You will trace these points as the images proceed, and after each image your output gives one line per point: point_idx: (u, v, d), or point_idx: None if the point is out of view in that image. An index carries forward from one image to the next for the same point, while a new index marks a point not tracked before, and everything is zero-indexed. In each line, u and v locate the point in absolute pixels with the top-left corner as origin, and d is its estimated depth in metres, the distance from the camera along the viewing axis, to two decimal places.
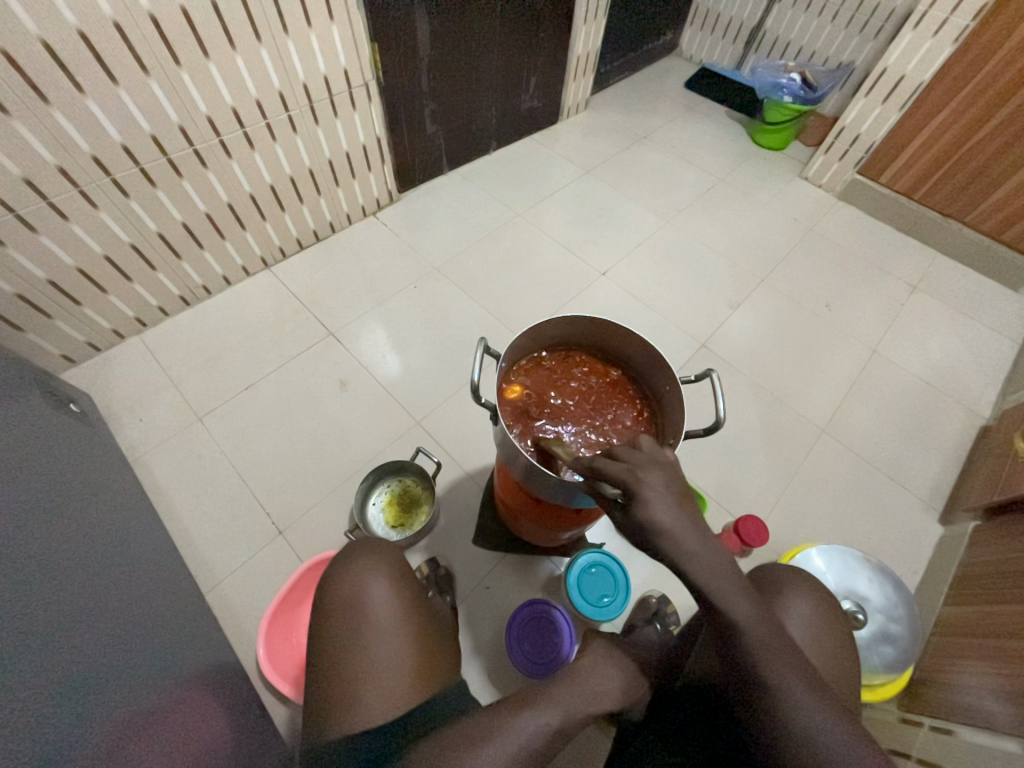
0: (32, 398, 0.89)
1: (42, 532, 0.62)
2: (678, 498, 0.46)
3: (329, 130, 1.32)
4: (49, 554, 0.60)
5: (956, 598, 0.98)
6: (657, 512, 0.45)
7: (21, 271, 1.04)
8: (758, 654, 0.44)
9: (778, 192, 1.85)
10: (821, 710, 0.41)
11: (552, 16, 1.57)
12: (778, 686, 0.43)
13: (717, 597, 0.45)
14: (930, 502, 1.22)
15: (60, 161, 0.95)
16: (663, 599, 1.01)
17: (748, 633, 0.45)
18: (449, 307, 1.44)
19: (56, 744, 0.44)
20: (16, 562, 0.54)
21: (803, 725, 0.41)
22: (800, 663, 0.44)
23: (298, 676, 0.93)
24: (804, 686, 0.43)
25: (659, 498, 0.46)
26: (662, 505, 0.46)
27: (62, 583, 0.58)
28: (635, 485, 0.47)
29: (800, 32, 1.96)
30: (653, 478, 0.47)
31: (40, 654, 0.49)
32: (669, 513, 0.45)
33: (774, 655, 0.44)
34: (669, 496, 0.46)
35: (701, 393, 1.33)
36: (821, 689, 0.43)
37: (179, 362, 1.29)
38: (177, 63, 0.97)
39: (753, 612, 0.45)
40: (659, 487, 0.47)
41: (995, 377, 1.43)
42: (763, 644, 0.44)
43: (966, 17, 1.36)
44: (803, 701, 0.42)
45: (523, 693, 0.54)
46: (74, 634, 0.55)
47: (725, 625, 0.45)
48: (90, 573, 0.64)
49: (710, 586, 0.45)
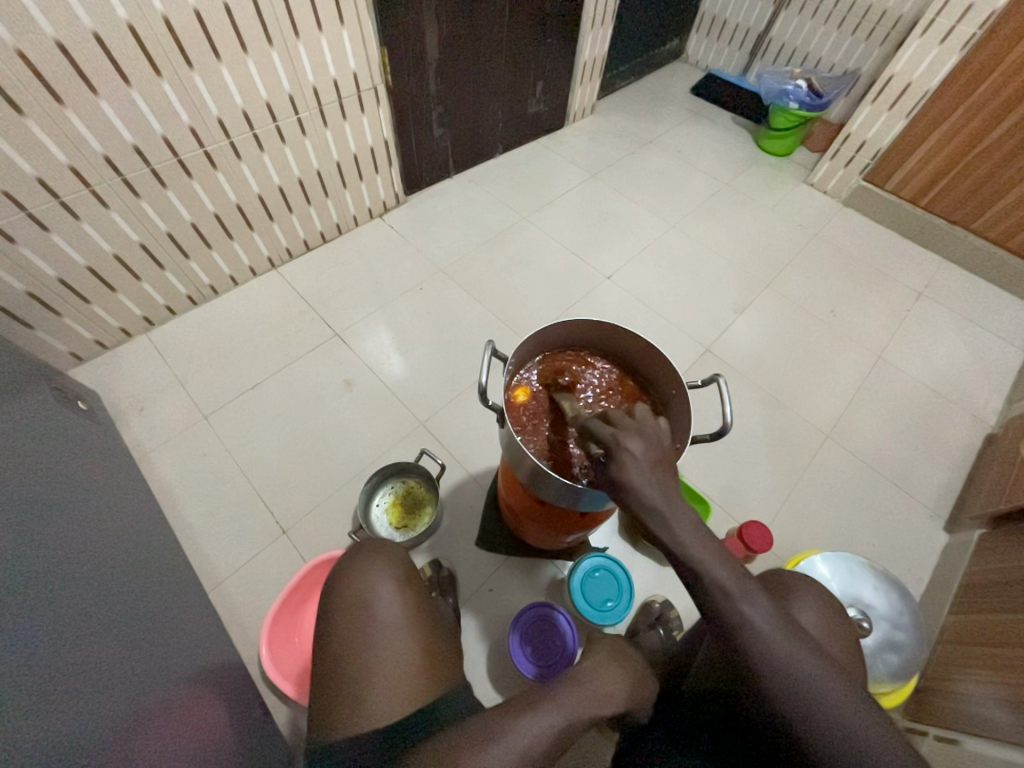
0: (40, 396, 0.90)
1: (41, 529, 0.61)
2: (655, 467, 0.47)
3: (337, 132, 1.32)
4: (48, 551, 0.59)
5: (962, 606, 0.97)
6: (631, 476, 0.47)
7: (31, 269, 1.04)
8: (723, 601, 0.44)
9: (784, 198, 1.85)
10: (784, 640, 0.44)
11: (559, 21, 1.58)
12: (750, 636, 0.44)
13: (684, 557, 0.45)
14: (936, 510, 1.21)
15: (72, 161, 0.96)
16: (666, 603, 1.01)
17: (717, 591, 0.44)
18: (455, 309, 1.45)
19: (61, 744, 0.44)
20: (17, 559, 0.54)
21: (776, 665, 0.43)
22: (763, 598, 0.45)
23: (300, 676, 0.93)
24: (772, 627, 0.44)
25: (634, 464, 0.47)
26: (636, 469, 0.47)
27: (60, 580, 0.58)
28: (615, 448, 0.48)
29: (806, 39, 1.97)
30: (635, 444, 0.48)
31: (39, 653, 0.48)
32: (642, 477, 0.46)
33: (739, 604, 0.44)
34: (646, 464, 0.47)
35: (706, 398, 1.32)
36: (786, 627, 0.45)
37: (186, 361, 1.30)
38: (189, 65, 0.98)
39: (714, 557, 0.45)
40: (637, 453, 0.47)
41: (1001, 385, 1.43)
42: (730, 596, 0.44)
43: (972, 26, 1.36)
44: (771, 636, 0.44)
45: (519, 696, 0.54)
46: (72, 633, 0.54)
47: (693, 579, 0.45)
48: (90, 571, 0.64)
49: (681, 550, 0.45)
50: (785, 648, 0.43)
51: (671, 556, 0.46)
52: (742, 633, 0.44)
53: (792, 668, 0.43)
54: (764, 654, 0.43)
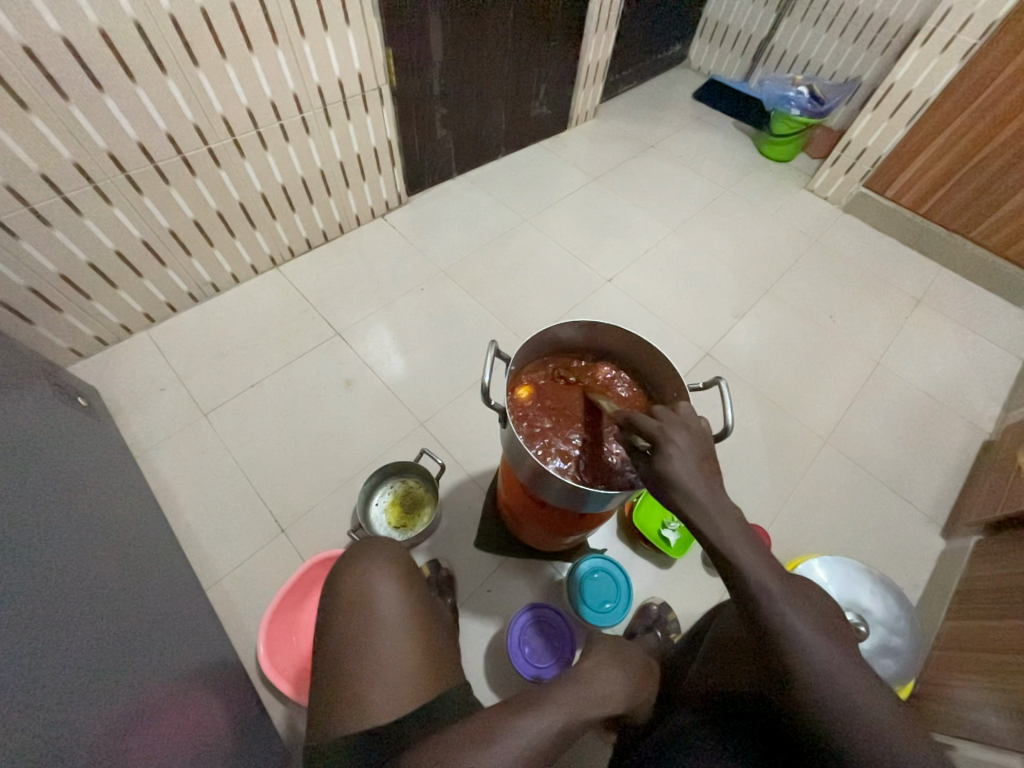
0: (40, 392, 0.90)
1: (34, 524, 0.61)
2: (698, 459, 0.50)
3: (341, 132, 1.33)
4: (39, 546, 0.59)
5: (958, 612, 0.98)
6: (676, 465, 0.49)
7: (32, 264, 1.04)
8: (763, 600, 0.44)
9: (784, 203, 1.86)
10: (827, 650, 0.42)
11: (563, 24, 1.58)
12: (785, 634, 0.43)
13: (718, 544, 0.46)
14: (932, 515, 1.22)
15: (76, 157, 0.96)
16: (664, 606, 1.02)
17: (750, 580, 0.45)
18: (456, 310, 1.45)
19: (59, 741, 0.45)
20: (18, 556, 0.54)
21: (807, 661, 0.42)
22: (808, 607, 0.44)
23: (298, 676, 0.92)
24: (808, 625, 0.43)
25: (680, 455, 0.49)
26: (681, 460, 0.49)
27: (51, 575, 0.57)
28: (662, 439, 0.51)
29: (808, 47, 1.98)
30: (680, 438, 0.51)
31: (39, 650, 0.48)
32: (687, 468, 0.49)
33: (775, 595, 0.44)
34: (690, 456, 0.50)
35: (704, 402, 1.33)
36: (825, 629, 0.43)
37: (187, 358, 1.30)
38: (194, 63, 0.98)
39: (757, 556, 0.46)
40: (682, 446, 0.50)
41: (998, 392, 1.43)
42: (765, 588, 0.44)
43: (973, 36, 1.37)
44: (814, 643, 0.42)
45: (529, 694, 0.54)
46: (63, 629, 0.53)
47: (727, 568, 0.46)
48: (83, 566, 0.63)
49: (716, 536, 0.46)
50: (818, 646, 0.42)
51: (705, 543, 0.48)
52: (779, 630, 0.43)
53: (823, 668, 0.41)
54: (794, 649, 0.42)
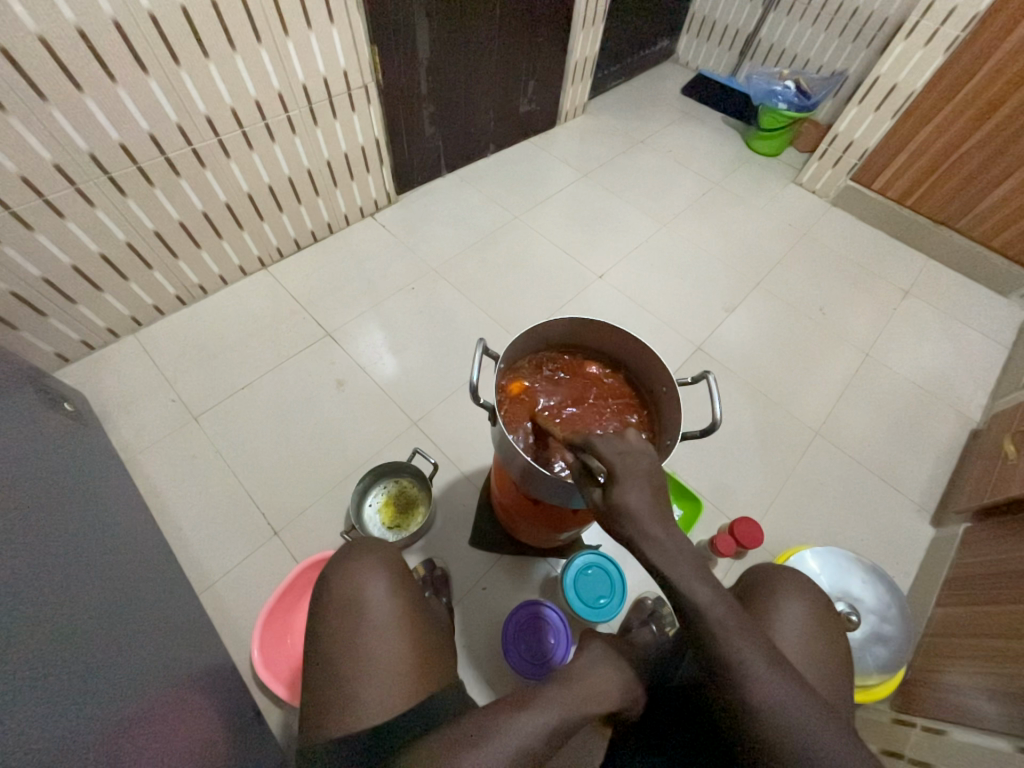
0: (26, 398, 0.89)
1: (16, 528, 0.59)
2: (653, 491, 0.50)
3: (327, 130, 1.31)
4: (21, 551, 0.57)
5: (948, 599, 0.99)
6: (631, 498, 0.49)
7: (16, 269, 1.03)
8: (720, 636, 0.44)
9: (773, 197, 1.87)
10: (778, 682, 0.43)
11: (550, 20, 1.58)
12: (738, 668, 0.43)
13: (678, 582, 0.45)
14: (922, 504, 1.23)
15: (57, 158, 0.95)
16: (658, 599, 1.03)
17: (710, 622, 0.44)
18: (447, 308, 1.44)
19: (60, 744, 0.45)
20: (16, 566, 0.55)
21: (764, 701, 0.42)
22: (762, 643, 0.44)
23: (292, 678, 0.92)
24: (765, 663, 0.43)
25: (636, 488, 0.49)
26: (637, 492, 0.49)
27: (33, 580, 0.55)
28: (619, 469, 0.50)
29: (794, 40, 1.99)
30: (637, 469, 0.51)
31: (38, 656, 0.49)
32: (642, 501, 0.49)
33: (734, 635, 0.44)
34: (646, 489, 0.49)
35: (696, 396, 1.34)
36: (781, 666, 0.44)
37: (175, 362, 1.28)
38: (176, 62, 0.97)
39: (715, 594, 0.45)
40: (638, 478, 0.50)
41: (986, 381, 1.45)
42: (725, 629, 0.44)
43: (956, 28, 1.38)
44: (765, 676, 0.43)
45: (516, 695, 0.54)
46: (44, 635, 0.51)
47: (685, 607, 0.46)
48: (69, 571, 0.62)
49: (675, 575, 0.45)
50: (774, 685, 0.43)
51: (663, 581, 0.47)
52: (734, 665, 0.43)
53: (780, 708, 0.41)
54: (745, 684, 0.43)
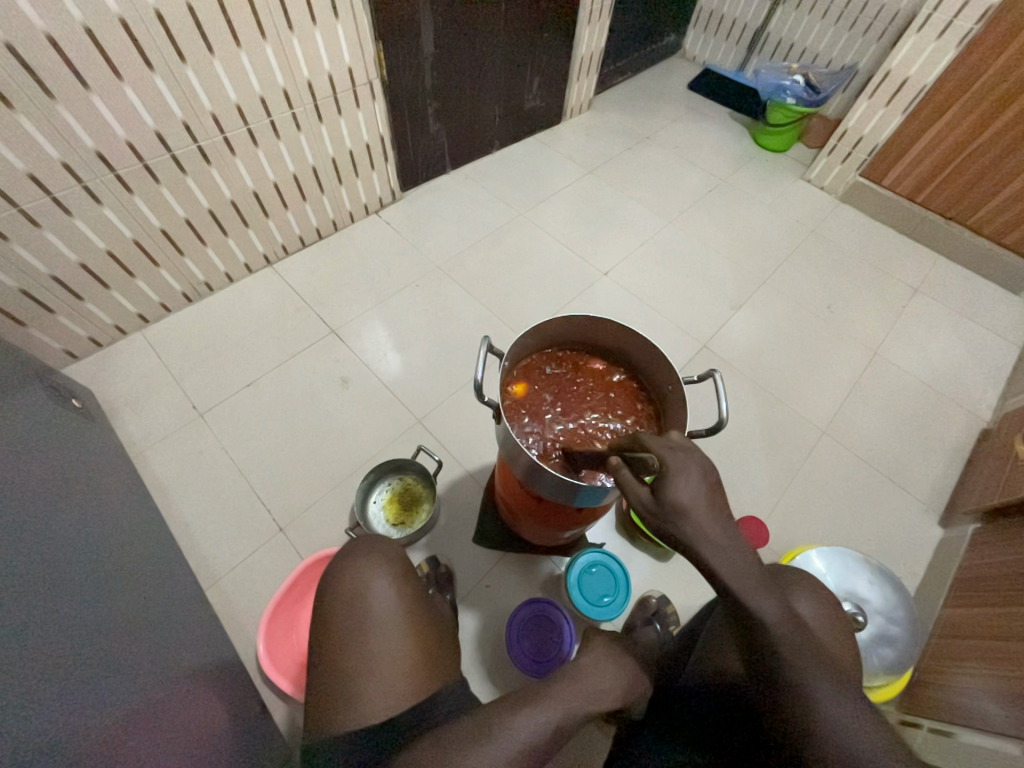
0: (34, 394, 0.90)
1: (17, 524, 0.59)
2: (709, 488, 0.48)
3: (332, 127, 1.31)
4: (12, 544, 0.55)
5: (955, 600, 0.98)
6: (685, 494, 0.47)
7: (23, 267, 1.04)
8: (785, 652, 0.45)
9: (781, 193, 1.85)
10: (842, 701, 0.42)
11: (556, 14, 1.56)
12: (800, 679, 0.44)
13: (743, 595, 0.45)
14: (930, 504, 1.22)
15: (64, 156, 0.95)
16: (663, 598, 1.02)
17: (774, 635, 0.45)
18: (452, 306, 1.44)
19: (80, 737, 0.47)
20: (34, 564, 0.56)
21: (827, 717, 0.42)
22: (826, 662, 0.45)
23: (297, 674, 0.92)
24: (831, 683, 0.43)
25: (691, 483, 0.47)
26: (691, 489, 0.47)
27: (24, 575, 0.54)
28: (670, 463, 0.49)
29: (803, 34, 1.96)
30: (690, 462, 0.48)
31: (57, 652, 0.51)
32: (696, 497, 0.47)
33: (802, 653, 0.45)
34: (699, 484, 0.48)
35: (701, 395, 1.33)
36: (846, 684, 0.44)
37: (182, 359, 1.29)
38: (182, 60, 0.97)
39: (778, 610, 0.46)
40: (691, 473, 0.48)
41: (996, 380, 1.43)
42: (790, 644, 0.45)
43: (969, 21, 1.36)
44: (831, 696, 0.43)
45: (524, 691, 0.54)
46: (33, 631, 0.50)
47: (750, 619, 0.46)
48: (63, 565, 0.61)
49: (737, 585, 0.46)
50: (842, 706, 0.42)
51: (723, 590, 0.47)
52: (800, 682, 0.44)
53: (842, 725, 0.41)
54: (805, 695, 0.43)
